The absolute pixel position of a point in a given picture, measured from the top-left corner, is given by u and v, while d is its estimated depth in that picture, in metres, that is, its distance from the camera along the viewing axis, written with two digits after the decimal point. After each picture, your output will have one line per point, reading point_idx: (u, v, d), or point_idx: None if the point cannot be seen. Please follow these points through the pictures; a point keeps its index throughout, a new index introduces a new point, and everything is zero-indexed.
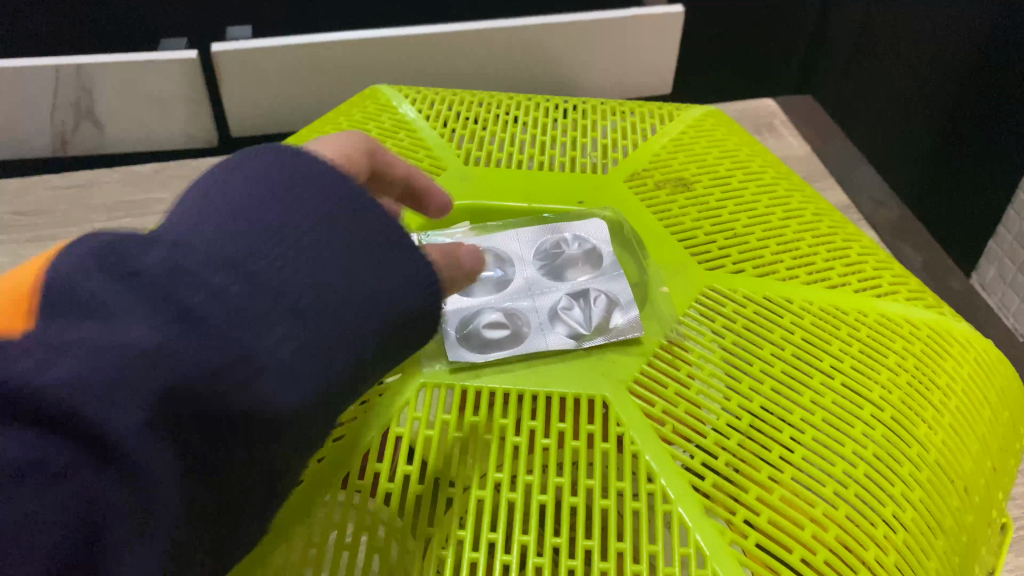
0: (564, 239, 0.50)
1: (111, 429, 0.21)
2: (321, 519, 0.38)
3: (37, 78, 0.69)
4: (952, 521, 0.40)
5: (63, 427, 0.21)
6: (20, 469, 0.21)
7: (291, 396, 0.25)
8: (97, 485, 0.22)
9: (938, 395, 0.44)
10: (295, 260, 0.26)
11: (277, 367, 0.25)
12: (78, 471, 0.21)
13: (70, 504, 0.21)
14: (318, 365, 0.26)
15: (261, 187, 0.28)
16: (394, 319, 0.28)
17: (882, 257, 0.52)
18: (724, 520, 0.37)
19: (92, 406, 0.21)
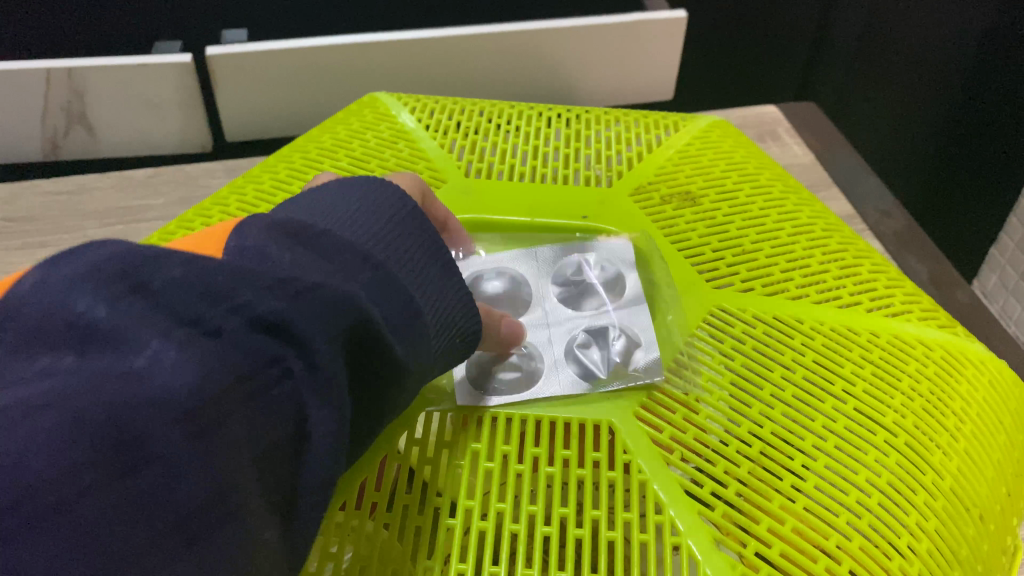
0: (585, 267, 0.49)
1: (319, 342, 0.24)
2: (319, 551, 0.36)
3: (27, 81, 0.67)
4: (968, 551, 0.39)
5: (276, 333, 0.24)
6: (253, 368, 0.23)
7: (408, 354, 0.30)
8: (306, 390, 0.24)
9: (953, 420, 0.42)
10: (391, 256, 0.31)
11: (402, 326, 0.29)
12: (296, 374, 0.24)
13: (282, 413, 0.24)
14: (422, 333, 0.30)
15: (362, 218, 0.32)
16: (461, 309, 0.34)
17: (893, 274, 0.51)
18: (736, 553, 0.36)
19: (305, 318, 0.24)
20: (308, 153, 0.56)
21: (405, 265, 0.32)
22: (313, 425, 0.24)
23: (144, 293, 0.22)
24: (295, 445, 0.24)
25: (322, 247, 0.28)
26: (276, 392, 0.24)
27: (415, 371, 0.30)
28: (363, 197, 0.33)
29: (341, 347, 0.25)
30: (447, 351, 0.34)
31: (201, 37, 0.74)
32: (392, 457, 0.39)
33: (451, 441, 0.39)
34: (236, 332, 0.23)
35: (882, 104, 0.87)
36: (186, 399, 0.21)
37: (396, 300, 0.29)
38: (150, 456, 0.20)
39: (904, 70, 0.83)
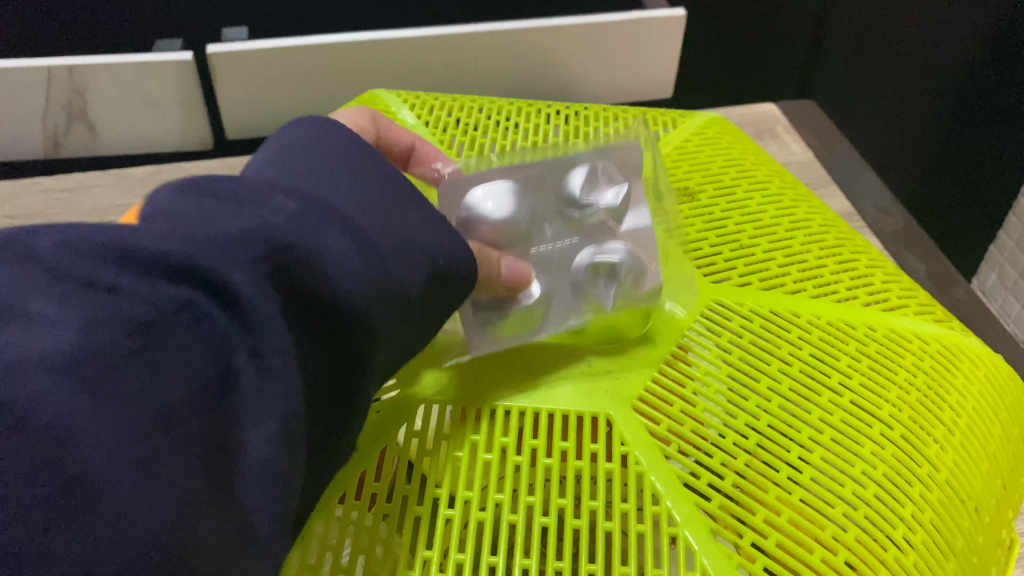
0: (592, 176, 0.47)
1: (239, 282, 0.23)
2: (317, 541, 0.37)
3: (28, 80, 0.68)
4: (963, 543, 0.39)
5: (182, 280, 0.22)
6: (156, 322, 0.21)
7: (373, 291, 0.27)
8: (226, 336, 0.22)
9: (949, 413, 0.43)
10: (355, 193, 0.29)
11: (360, 259, 0.27)
12: (212, 316, 0.22)
13: (201, 360, 0.22)
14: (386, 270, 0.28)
15: (325, 156, 0.30)
16: (443, 242, 0.32)
17: (890, 270, 0.51)
18: (732, 544, 0.36)
19: (216, 261, 0.22)
20: None
21: (373, 200, 0.29)
22: (246, 371, 0.23)
23: (25, 260, 0.20)
24: (219, 393, 0.22)
25: (259, 185, 0.26)
26: (194, 337, 0.22)
27: (386, 311, 0.28)
28: (328, 141, 0.31)
29: (266, 284, 0.24)
30: (433, 292, 0.32)
31: (202, 35, 0.74)
32: (392, 449, 0.39)
33: (450, 434, 0.40)
34: (132, 288, 0.21)
35: (881, 102, 0.87)
36: (81, 362, 0.19)
37: (349, 233, 0.27)
38: (69, 439, 0.19)
39: (902, 69, 0.83)
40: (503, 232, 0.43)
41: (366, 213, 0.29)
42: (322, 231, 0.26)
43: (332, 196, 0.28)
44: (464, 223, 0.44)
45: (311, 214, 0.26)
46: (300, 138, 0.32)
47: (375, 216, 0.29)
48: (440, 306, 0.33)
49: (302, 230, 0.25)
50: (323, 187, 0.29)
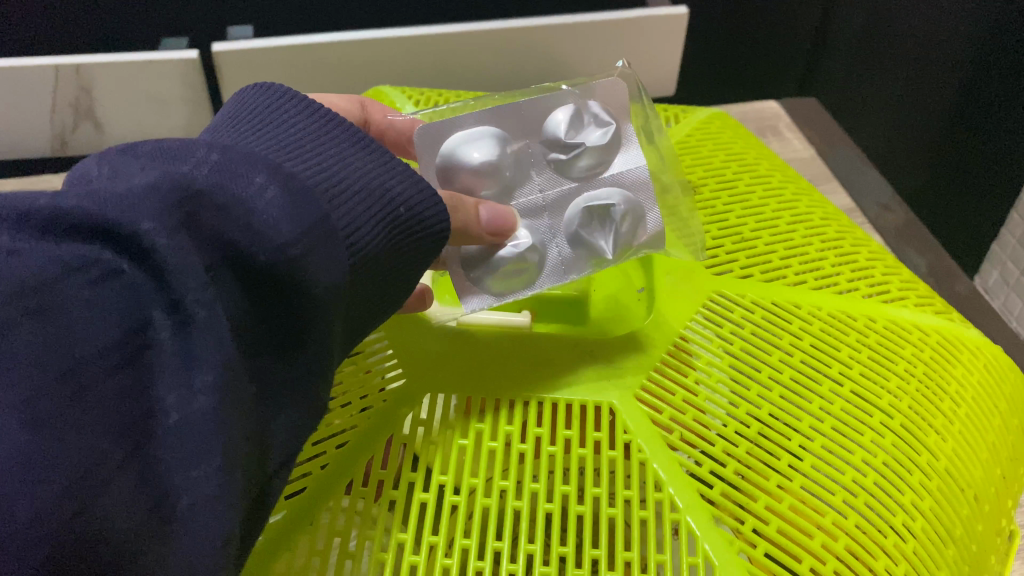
0: (577, 114, 0.44)
1: (153, 235, 0.23)
2: (324, 527, 0.37)
3: (36, 78, 0.68)
4: (962, 530, 0.40)
5: (90, 238, 0.23)
6: (63, 275, 0.23)
7: (314, 243, 0.27)
8: (137, 291, 0.23)
9: (948, 403, 0.43)
10: (300, 157, 0.30)
11: (297, 211, 0.27)
12: (123, 272, 0.23)
13: (111, 313, 0.23)
14: (331, 223, 0.28)
15: (290, 130, 0.32)
16: (403, 192, 0.32)
17: (891, 262, 0.52)
18: (732, 528, 0.37)
19: (124, 215, 0.23)
20: None
21: (320, 163, 0.30)
22: (164, 324, 0.23)
23: None
24: (135, 345, 0.23)
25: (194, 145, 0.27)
26: (98, 292, 0.23)
27: (336, 268, 0.28)
28: (284, 115, 0.33)
29: (189, 239, 0.24)
30: (395, 248, 0.32)
31: (208, 34, 0.74)
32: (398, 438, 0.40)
33: (455, 422, 0.40)
34: (35, 248, 0.23)
35: (882, 99, 0.88)
36: None
37: (283, 183, 0.27)
38: None
39: (904, 66, 0.84)
40: (481, 179, 0.42)
41: (331, 181, 0.30)
42: (252, 183, 0.27)
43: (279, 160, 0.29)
44: (443, 170, 0.43)
45: (238, 164, 0.27)
46: (258, 110, 0.33)
47: (322, 173, 0.30)
48: (400, 267, 0.33)
49: (228, 185, 0.26)
50: (268, 152, 0.30)
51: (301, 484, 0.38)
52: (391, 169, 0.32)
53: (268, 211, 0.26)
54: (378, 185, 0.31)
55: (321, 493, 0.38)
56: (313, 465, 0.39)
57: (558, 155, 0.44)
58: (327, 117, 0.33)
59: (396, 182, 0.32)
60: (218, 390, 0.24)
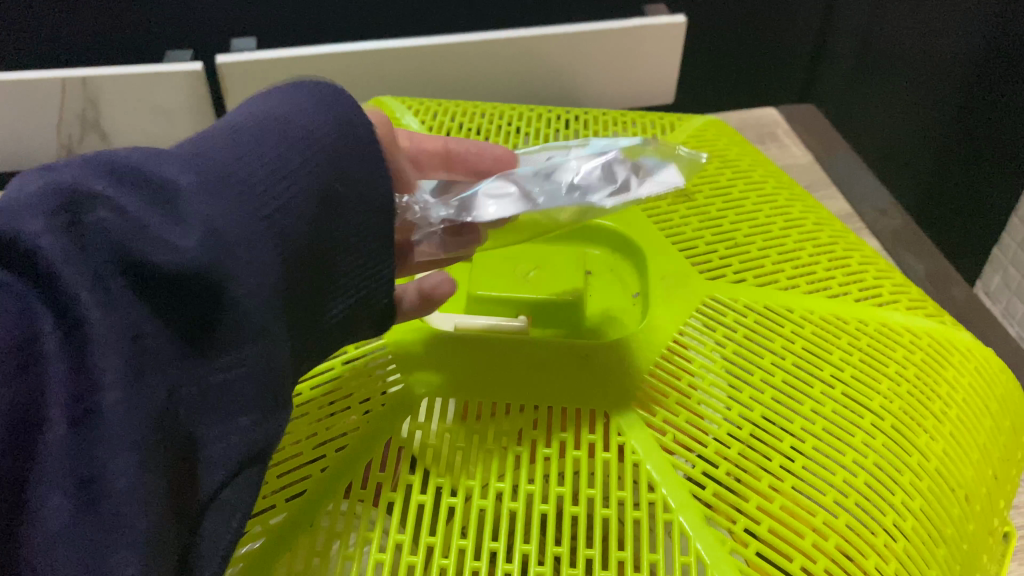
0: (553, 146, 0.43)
1: (38, 245, 0.23)
2: (325, 529, 0.38)
3: (43, 91, 0.70)
4: (953, 530, 0.40)
5: None
6: None
7: (229, 250, 0.26)
8: (23, 302, 0.22)
9: (939, 404, 0.44)
10: (259, 152, 0.28)
11: (210, 208, 0.26)
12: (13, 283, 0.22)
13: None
14: (244, 209, 0.27)
15: (278, 118, 0.30)
16: (339, 193, 0.30)
17: (883, 266, 0.52)
18: (725, 529, 0.37)
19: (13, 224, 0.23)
20: None
21: (251, 144, 0.29)
22: (52, 336, 0.23)
23: None
24: (26, 356, 0.22)
25: (107, 159, 0.26)
26: None
27: (257, 277, 0.27)
28: (263, 102, 0.31)
29: (81, 250, 0.23)
30: (342, 244, 0.31)
31: (213, 45, 0.75)
32: (398, 441, 0.41)
33: (453, 427, 0.41)
34: None
35: (881, 106, 0.89)
36: None
37: (198, 180, 0.27)
38: None
39: (904, 72, 0.84)
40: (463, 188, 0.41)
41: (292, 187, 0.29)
42: (166, 183, 0.26)
43: (238, 154, 0.28)
44: None
45: (151, 168, 0.26)
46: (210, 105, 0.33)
47: (251, 155, 0.28)
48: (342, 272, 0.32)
49: (130, 197, 0.25)
50: (219, 145, 0.28)
51: (301, 487, 0.39)
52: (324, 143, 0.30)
53: (168, 224, 0.25)
54: (307, 163, 0.29)
55: (321, 496, 0.39)
56: (313, 468, 0.40)
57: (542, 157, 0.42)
58: (311, 107, 0.31)
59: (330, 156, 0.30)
60: (125, 391, 0.23)
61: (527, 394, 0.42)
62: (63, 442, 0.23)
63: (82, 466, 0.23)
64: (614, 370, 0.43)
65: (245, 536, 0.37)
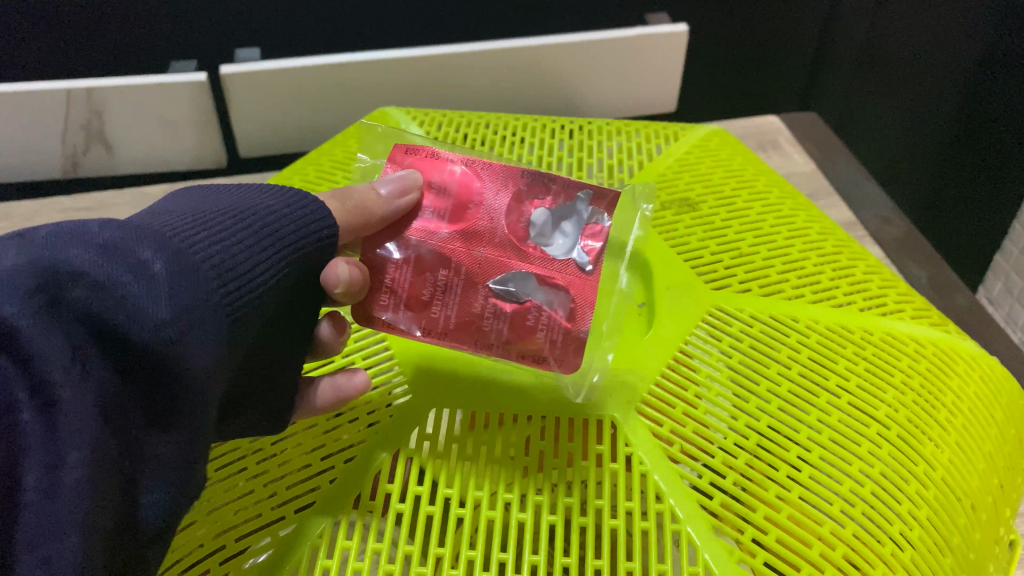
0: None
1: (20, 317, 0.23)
2: (332, 539, 0.38)
3: (49, 102, 0.70)
4: (960, 539, 0.40)
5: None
6: None
7: (193, 322, 0.28)
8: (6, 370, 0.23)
9: (944, 413, 0.44)
10: (201, 237, 0.30)
11: (182, 290, 0.28)
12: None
13: None
14: (211, 293, 0.29)
15: (201, 214, 0.32)
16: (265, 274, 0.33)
17: (888, 275, 0.53)
18: (733, 539, 0.38)
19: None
20: (322, 166, 0.58)
21: (210, 238, 0.31)
22: (28, 404, 0.23)
23: None
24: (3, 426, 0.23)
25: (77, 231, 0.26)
26: None
27: (211, 350, 0.28)
28: (180, 203, 0.33)
29: (59, 324, 0.24)
30: (258, 328, 0.33)
31: (215, 56, 0.76)
32: (405, 452, 0.41)
33: (461, 436, 0.41)
34: None
35: (882, 113, 0.89)
36: None
37: (169, 260, 0.28)
38: None
39: (906, 79, 0.84)
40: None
41: (234, 268, 0.31)
42: (136, 265, 0.27)
43: (182, 235, 0.30)
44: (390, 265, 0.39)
45: (128, 242, 0.27)
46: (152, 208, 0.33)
47: (207, 249, 0.30)
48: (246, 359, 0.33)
49: (104, 267, 0.26)
50: (163, 227, 0.30)
51: (307, 499, 0.39)
52: (268, 242, 0.33)
53: (149, 299, 0.26)
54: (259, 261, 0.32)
55: (329, 507, 0.39)
56: (321, 480, 0.40)
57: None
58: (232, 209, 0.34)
59: (276, 252, 0.33)
60: (89, 464, 0.24)
61: (533, 404, 0.42)
62: (34, 512, 0.23)
63: (45, 536, 0.23)
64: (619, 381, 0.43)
65: (252, 549, 0.38)
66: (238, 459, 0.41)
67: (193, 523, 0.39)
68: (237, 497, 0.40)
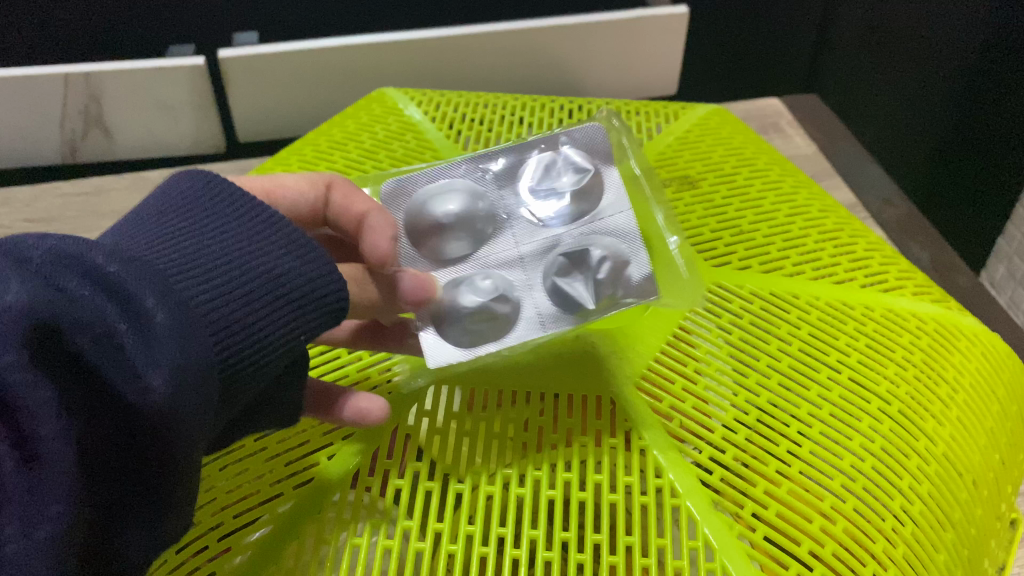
0: (546, 167, 0.45)
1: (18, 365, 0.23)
2: (332, 517, 0.38)
3: (46, 87, 0.70)
4: (961, 514, 0.40)
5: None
6: None
7: (189, 385, 0.27)
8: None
9: (946, 389, 0.44)
10: (216, 275, 0.29)
11: (181, 347, 0.27)
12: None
13: None
14: (204, 346, 0.28)
15: (234, 239, 0.31)
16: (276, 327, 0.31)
17: (888, 252, 0.52)
18: (733, 514, 0.37)
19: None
20: (319, 145, 0.58)
21: (221, 286, 0.29)
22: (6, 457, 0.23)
23: None
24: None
25: (82, 258, 0.26)
26: None
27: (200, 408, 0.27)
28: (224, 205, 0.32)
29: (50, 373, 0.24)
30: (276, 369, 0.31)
31: (212, 39, 0.75)
32: (404, 429, 0.41)
33: (458, 413, 0.41)
34: None
35: (883, 95, 0.88)
36: None
37: (172, 308, 0.27)
38: None
39: (907, 60, 0.84)
40: (429, 224, 0.43)
41: (241, 316, 0.29)
42: (142, 313, 0.26)
43: (193, 272, 0.29)
44: (415, 224, 0.43)
45: (130, 283, 0.26)
46: (175, 205, 0.32)
47: (218, 290, 0.29)
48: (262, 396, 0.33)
49: (105, 308, 0.25)
50: (180, 257, 0.29)
51: (307, 475, 0.39)
52: (289, 294, 0.31)
53: (147, 356, 0.26)
54: (269, 314, 0.30)
55: (331, 482, 0.39)
56: (320, 456, 0.40)
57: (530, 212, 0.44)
58: (270, 231, 0.32)
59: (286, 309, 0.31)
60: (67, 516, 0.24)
61: (531, 382, 0.42)
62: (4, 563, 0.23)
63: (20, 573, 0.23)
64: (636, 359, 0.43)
65: (255, 524, 0.37)
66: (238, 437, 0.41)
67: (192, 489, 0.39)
68: (240, 477, 0.39)
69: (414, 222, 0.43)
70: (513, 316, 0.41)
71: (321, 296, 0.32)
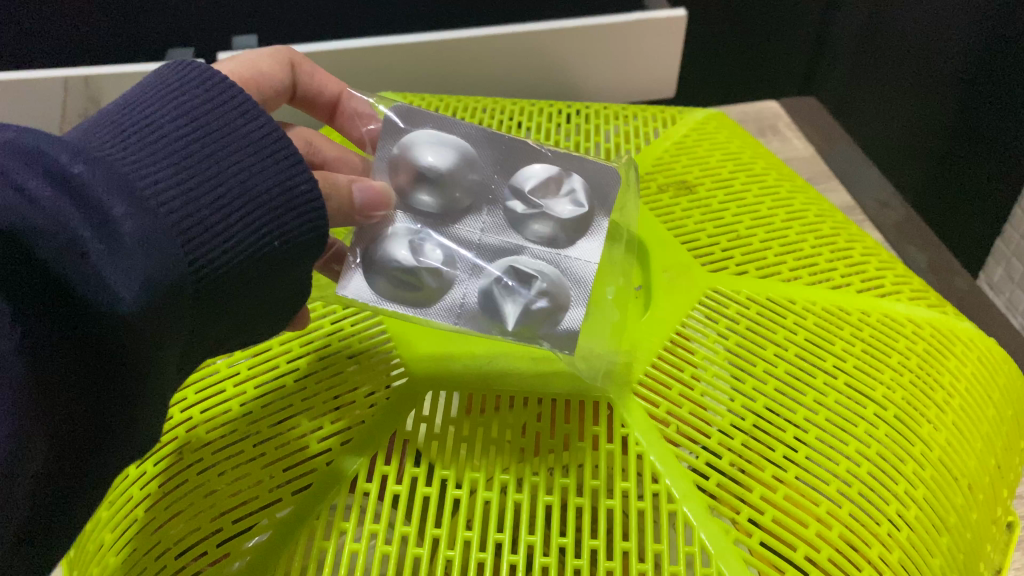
0: (556, 180, 0.42)
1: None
2: (330, 521, 0.38)
3: (46, 91, 0.70)
4: (956, 518, 0.40)
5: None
6: None
7: (152, 300, 0.27)
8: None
9: (941, 394, 0.44)
10: (185, 176, 0.29)
11: (149, 258, 0.27)
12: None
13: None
14: (171, 257, 0.28)
15: (208, 139, 0.31)
16: (247, 233, 0.31)
17: (884, 257, 0.53)
18: (730, 519, 0.38)
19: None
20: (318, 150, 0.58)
21: (191, 190, 0.29)
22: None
23: None
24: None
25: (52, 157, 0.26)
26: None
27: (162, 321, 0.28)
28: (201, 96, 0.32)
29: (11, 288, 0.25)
30: (250, 274, 0.31)
31: (212, 44, 0.75)
32: (403, 434, 0.41)
33: (457, 418, 0.41)
34: None
35: (880, 98, 0.89)
36: None
37: (137, 218, 0.27)
38: None
39: (903, 64, 0.84)
40: (408, 167, 0.40)
41: (209, 223, 0.29)
42: (108, 223, 0.26)
43: (163, 172, 0.29)
44: (396, 161, 0.40)
45: (97, 188, 0.27)
46: (149, 92, 0.31)
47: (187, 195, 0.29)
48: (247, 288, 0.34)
49: (71, 215, 0.25)
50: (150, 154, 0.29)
51: (306, 481, 0.39)
52: (258, 203, 0.31)
53: (114, 268, 0.26)
54: (238, 220, 0.30)
55: (329, 490, 0.39)
56: (318, 461, 0.40)
57: (514, 206, 0.42)
58: (244, 136, 0.31)
59: (256, 218, 0.31)
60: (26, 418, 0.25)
61: (529, 387, 0.42)
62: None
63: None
64: (604, 356, 0.43)
65: (252, 529, 0.37)
66: (231, 428, 0.41)
67: (185, 481, 0.39)
68: (235, 477, 0.39)
69: (397, 159, 0.40)
70: (442, 290, 0.40)
71: (292, 207, 0.32)
